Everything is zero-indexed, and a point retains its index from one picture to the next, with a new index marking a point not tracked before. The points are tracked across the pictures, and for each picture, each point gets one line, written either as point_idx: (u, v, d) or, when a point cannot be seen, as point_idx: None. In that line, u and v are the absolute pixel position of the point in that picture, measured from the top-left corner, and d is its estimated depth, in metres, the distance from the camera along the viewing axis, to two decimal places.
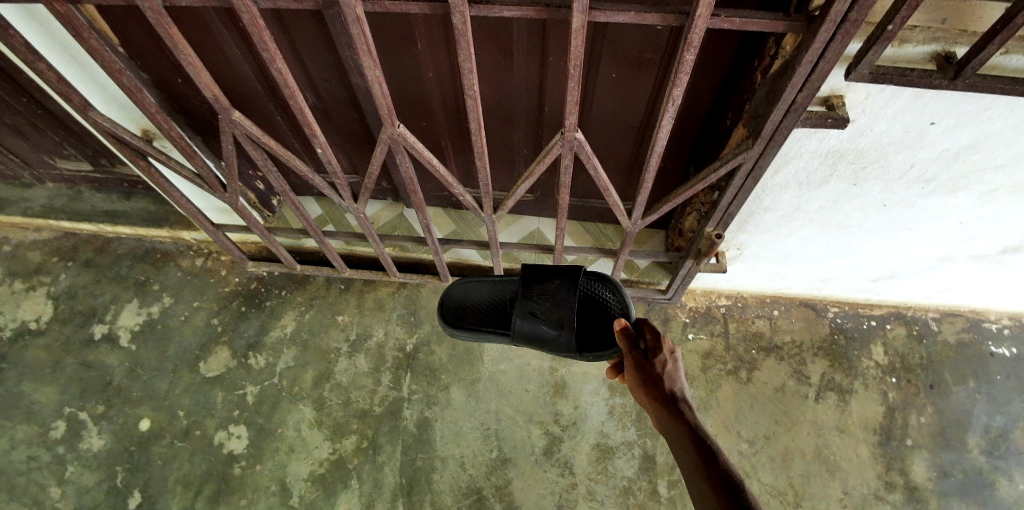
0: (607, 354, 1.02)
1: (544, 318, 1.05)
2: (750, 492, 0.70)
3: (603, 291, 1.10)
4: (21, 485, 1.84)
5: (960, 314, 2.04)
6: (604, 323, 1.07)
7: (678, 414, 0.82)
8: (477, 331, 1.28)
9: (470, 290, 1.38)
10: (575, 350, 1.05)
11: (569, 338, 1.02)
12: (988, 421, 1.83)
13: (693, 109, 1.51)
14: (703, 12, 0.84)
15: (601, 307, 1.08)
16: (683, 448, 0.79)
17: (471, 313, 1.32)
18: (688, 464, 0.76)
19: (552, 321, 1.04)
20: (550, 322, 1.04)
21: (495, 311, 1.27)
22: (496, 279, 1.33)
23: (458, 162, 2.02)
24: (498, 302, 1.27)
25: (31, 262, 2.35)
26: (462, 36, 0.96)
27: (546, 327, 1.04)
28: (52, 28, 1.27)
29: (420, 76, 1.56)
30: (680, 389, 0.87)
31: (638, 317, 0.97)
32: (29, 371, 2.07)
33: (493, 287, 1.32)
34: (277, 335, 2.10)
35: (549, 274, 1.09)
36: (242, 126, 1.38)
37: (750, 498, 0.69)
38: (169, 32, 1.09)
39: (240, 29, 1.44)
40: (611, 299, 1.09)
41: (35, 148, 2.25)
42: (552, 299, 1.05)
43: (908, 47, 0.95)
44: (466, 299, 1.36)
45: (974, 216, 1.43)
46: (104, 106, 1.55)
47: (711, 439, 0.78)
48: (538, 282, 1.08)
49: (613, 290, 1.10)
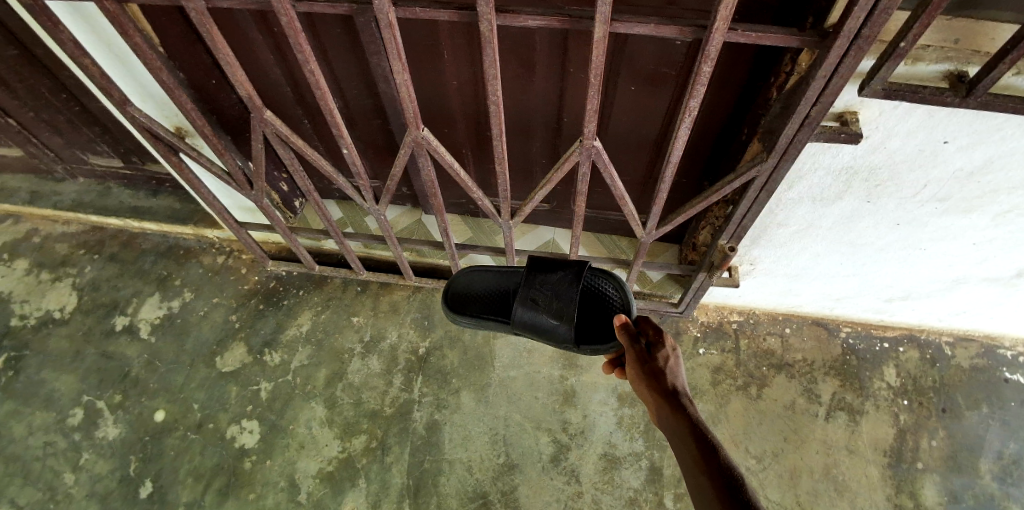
0: (604, 348, 1.05)
1: (544, 308, 1.07)
2: (749, 487, 0.74)
3: (607, 286, 1.14)
4: (36, 470, 1.89)
5: (975, 339, 2.03)
6: (603, 316, 1.10)
7: (679, 409, 0.85)
8: (478, 318, 1.31)
9: (476, 279, 1.41)
10: (573, 342, 1.07)
11: (568, 329, 1.04)
12: (1000, 448, 1.81)
13: (708, 123, 1.55)
14: (721, 25, 0.88)
15: (603, 301, 1.12)
16: (683, 443, 0.82)
17: (475, 301, 1.35)
18: (686, 457, 0.80)
19: (553, 311, 1.07)
20: (550, 312, 1.07)
21: (499, 299, 1.30)
22: (503, 269, 1.36)
23: (477, 170, 2.07)
24: (504, 292, 1.30)
25: (59, 254, 2.43)
26: (489, 42, 1.00)
27: (546, 316, 1.07)
28: (98, 27, 1.33)
29: (444, 85, 1.63)
30: (681, 385, 0.90)
31: (639, 315, 1.02)
32: (50, 359, 2.13)
33: (498, 277, 1.36)
34: (293, 333, 2.15)
35: (554, 266, 1.13)
36: (271, 125, 1.43)
37: (748, 491, 0.72)
38: (210, 31, 1.14)
39: (275, 35, 1.51)
40: (613, 294, 1.13)
41: (70, 144, 2.35)
42: (553, 289, 1.08)
43: (921, 65, 0.98)
44: (471, 287, 1.39)
45: (987, 237, 1.44)
46: (141, 103, 1.62)
47: (710, 433, 0.82)
48: (542, 272, 1.12)
49: (617, 286, 1.13)
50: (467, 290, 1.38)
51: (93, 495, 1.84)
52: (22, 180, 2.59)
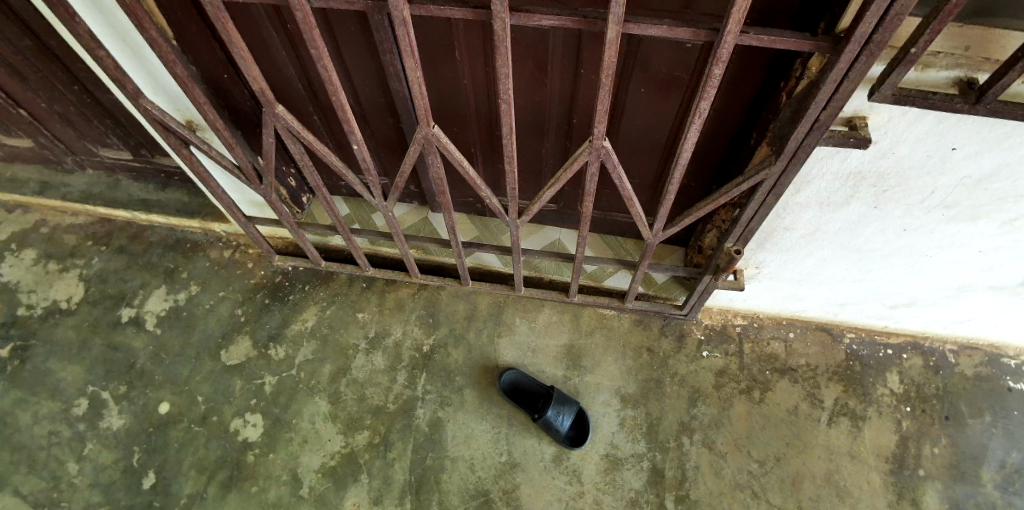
0: (523, 378, 1.99)
1: (519, 374, 1.99)
2: None
3: (517, 374, 1.99)
4: (41, 459, 1.90)
5: (979, 348, 2.03)
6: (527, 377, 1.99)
7: None
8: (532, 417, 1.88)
9: (523, 411, 1.93)
10: (512, 376, 1.98)
11: (518, 373, 1.99)
12: (1003, 457, 1.81)
13: (719, 127, 1.56)
14: (734, 28, 0.87)
15: (525, 377, 1.99)
16: None
17: (526, 412, 1.92)
18: None
19: (519, 375, 1.99)
20: (524, 377, 1.99)
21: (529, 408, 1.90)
22: (517, 399, 1.94)
23: (486, 168, 2.07)
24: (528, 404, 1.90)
25: (67, 245, 2.44)
26: (502, 42, 0.99)
27: (523, 377, 1.99)
28: (114, 18, 1.34)
29: (457, 83, 1.64)
30: None
31: None
32: (57, 349, 2.15)
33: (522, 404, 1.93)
34: (298, 328, 2.16)
35: (523, 398, 1.96)
36: (282, 121, 1.42)
37: None
38: (225, 26, 1.12)
39: (290, 30, 1.53)
40: (522, 377, 1.99)
41: (81, 136, 2.36)
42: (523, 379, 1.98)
43: (931, 71, 0.99)
44: (523, 411, 1.93)
45: (994, 245, 1.44)
46: (154, 95, 1.63)
47: None
48: (520, 397, 1.96)
49: (517, 374, 1.99)
50: (528, 414, 1.91)
51: (97, 485, 1.85)
52: (32, 172, 2.61)
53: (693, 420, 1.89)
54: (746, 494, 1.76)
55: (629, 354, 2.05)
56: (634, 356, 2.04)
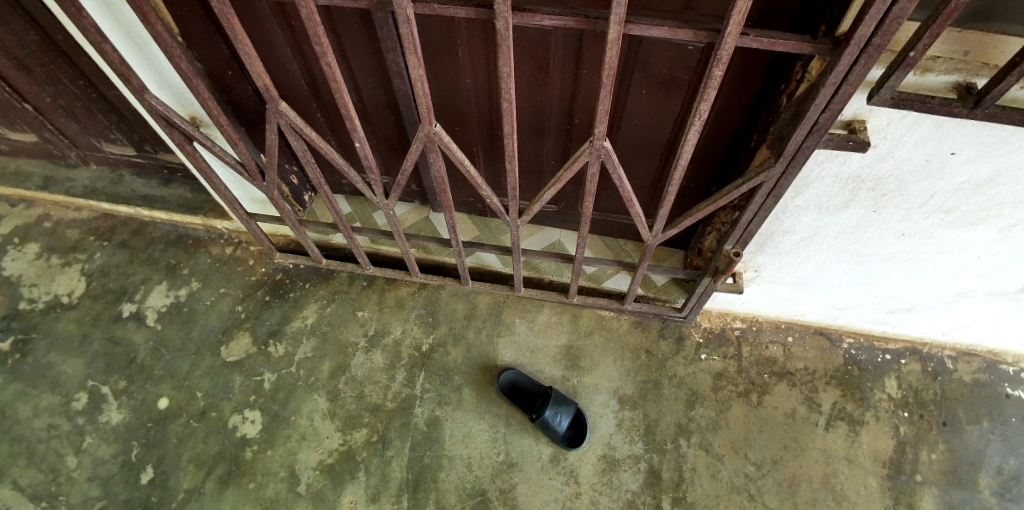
0: (523, 379, 1.99)
1: (518, 374, 2.00)
2: None
3: (516, 375, 1.99)
4: (40, 452, 1.91)
5: (977, 354, 2.03)
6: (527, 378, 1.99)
7: None
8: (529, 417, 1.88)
9: (520, 411, 1.93)
10: (512, 375, 1.99)
11: (518, 374, 1.99)
12: (1000, 463, 1.81)
13: (719, 128, 1.57)
14: (734, 29, 0.88)
15: (524, 379, 1.99)
16: None
17: (523, 412, 1.92)
18: None
19: (518, 375, 1.99)
20: (524, 377, 2.00)
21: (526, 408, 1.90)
22: (515, 399, 1.94)
23: (487, 167, 2.08)
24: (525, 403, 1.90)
25: (70, 240, 2.45)
26: (504, 41, 0.99)
27: (523, 378, 2.00)
28: (121, 13, 1.35)
29: (459, 82, 1.65)
30: None
31: None
32: (59, 342, 2.16)
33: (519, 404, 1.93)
34: (298, 326, 2.16)
35: (521, 398, 1.97)
36: (285, 117, 1.42)
37: None
38: (231, 22, 1.13)
39: (294, 27, 1.55)
40: (522, 378, 1.99)
41: (85, 131, 2.37)
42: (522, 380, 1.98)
43: (930, 75, 1.00)
44: (520, 411, 1.93)
45: (992, 251, 1.44)
46: (159, 91, 1.64)
47: None
48: (519, 397, 1.96)
49: (516, 374, 1.99)
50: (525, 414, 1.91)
51: (95, 479, 1.86)
52: (36, 166, 2.62)
53: (691, 422, 1.90)
54: (743, 496, 1.76)
55: (627, 356, 2.05)
56: (633, 357, 2.04)
